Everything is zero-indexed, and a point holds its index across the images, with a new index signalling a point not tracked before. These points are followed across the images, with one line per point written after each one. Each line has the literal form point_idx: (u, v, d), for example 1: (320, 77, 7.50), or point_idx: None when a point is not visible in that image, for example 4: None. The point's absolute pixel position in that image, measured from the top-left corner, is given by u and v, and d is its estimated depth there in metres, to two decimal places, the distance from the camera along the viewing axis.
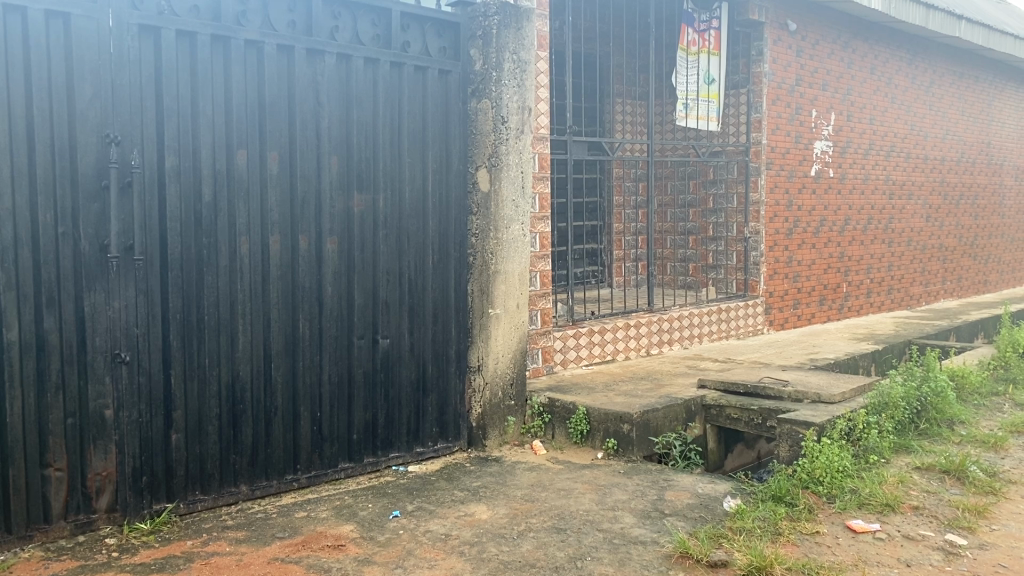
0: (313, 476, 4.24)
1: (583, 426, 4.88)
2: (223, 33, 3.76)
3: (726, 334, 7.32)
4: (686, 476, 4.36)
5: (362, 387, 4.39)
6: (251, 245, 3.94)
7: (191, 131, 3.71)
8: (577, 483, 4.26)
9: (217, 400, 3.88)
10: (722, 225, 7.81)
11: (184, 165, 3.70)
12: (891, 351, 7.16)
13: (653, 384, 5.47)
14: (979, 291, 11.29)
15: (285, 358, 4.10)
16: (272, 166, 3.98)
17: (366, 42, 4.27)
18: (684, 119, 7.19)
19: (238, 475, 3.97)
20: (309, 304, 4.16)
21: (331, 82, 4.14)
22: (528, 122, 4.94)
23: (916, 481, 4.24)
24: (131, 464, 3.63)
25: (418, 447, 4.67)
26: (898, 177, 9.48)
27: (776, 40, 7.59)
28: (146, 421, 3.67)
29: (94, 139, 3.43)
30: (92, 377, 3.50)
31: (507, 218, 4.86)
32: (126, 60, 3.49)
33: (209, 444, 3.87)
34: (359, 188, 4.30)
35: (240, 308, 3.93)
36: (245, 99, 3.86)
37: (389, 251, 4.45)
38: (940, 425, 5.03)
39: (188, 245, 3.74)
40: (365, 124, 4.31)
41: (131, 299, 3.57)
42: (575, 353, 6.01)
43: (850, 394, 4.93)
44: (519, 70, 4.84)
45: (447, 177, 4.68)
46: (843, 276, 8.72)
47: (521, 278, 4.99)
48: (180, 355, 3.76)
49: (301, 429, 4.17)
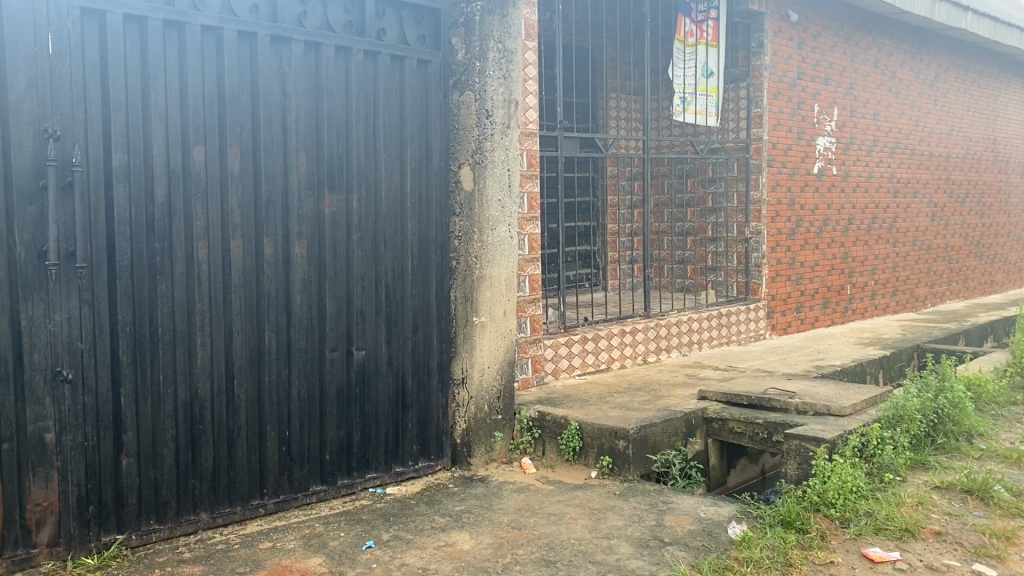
0: (282, 501, 3.89)
1: (575, 443, 4.54)
2: (176, 19, 3.41)
3: (727, 339, 7.00)
4: (687, 498, 4.02)
5: (335, 404, 4.05)
6: (210, 250, 3.60)
7: (141, 125, 3.37)
8: (568, 507, 3.93)
9: (173, 421, 3.54)
10: (722, 226, 7.49)
11: (134, 163, 3.36)
12: (899, 357, 6.83)
13: (651, 396, 5.13)
14: (985, 291, 10.96)
15: (250, 373, 3.76)
16: (232, 164, 3.64)
17: (337, 29, 3.94)
18: (682, 113, 6.84)
19: (197, 502, 3.63)
20: (275, 313, 3.82)
21: (298, 73, 3.81)
22: (516, 115, 4.57)
23: (936, 502, 3.91)
24: (75, 493, 3.28)
25: (397, 466, 4.33)
26: (903, 174, 9.17)
27: (776, 32, 7.27)
28: (93, 445, 3.32)
29: (30, 134, 3.09)
30: (30, 398, 3.16)
31: (493, 219, 4.52)
32: (66, 48, 3.14)
33: (164, 468, 3.53)
34: (330, 188, 3.97)
35: (198, 319, 3.58)
36: (203, 90, 3.52)
37: (364, 256, 4.12)
38: (957, 438, 4.68)
39: (139, 251, 3.40)
40: (337, 119, 3.97)
41: (74, 310, 3.23)
42: (567, 362, 5.67)
43: (861, 407, 4.60)
44: (505, 60, 4.48)
45: (427, 176, 4.35)
46: (847, 277, 8.39)
47: (508, 284, 4.63)
48: (131, 372, 3.40)
49: (267, 450, 3.83)
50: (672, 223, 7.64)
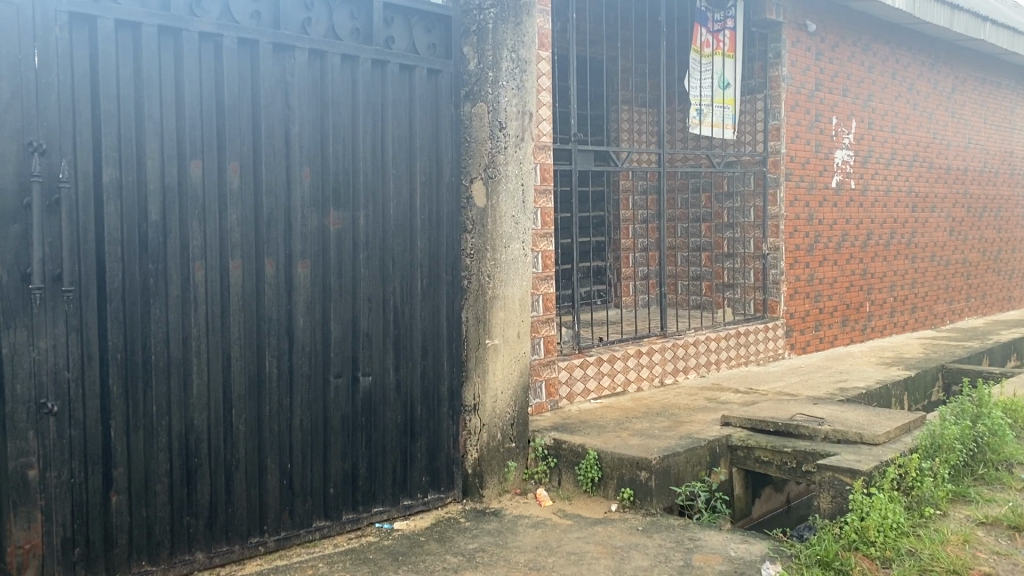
0: (283, 539, 3.64)
1: (593, 473, 4.30)
2: (172, 25, 3.19)
3: (745, 359, 6.76)
4: (715, 534, 3.78)
5: (340, 433, 3.81)
6: (207, 271, 3.37)
7: (135, 138, 3.14)
8: (589, 545, 3.68)
9: (167, 454, 3.30)
10: (738, 241, 7.24)
11: (126, 179, 3.13)
12: (924, 378, 6.58)
13: (672, 422, 4.88)
14: (1004, 308, 10.71)
15: (249, 403, 3.52)
16: (231, 180, 3.41)
17: (343, 37, 3.72)
18: (699, 126, 6.63)
19: (192, 541, 3.38)
20: (276, 338, 3.59)
21: (302, 82, 3.58)
22: (531, 128, 4.33)
23: (982, 540, 3.66)
24: (60, 534, 3.04)
25: (405, 500, 4.08)
26: (921, 188, 8.94)
27: (794, 42, 7.06)
28: (79, 482, 3.07)
29: (14, 148, 2.86)
30: (12, 433, 2.92)
31: (507, 236, 4.28)
32: (54, 55, 2.92)
33: (157, 506, 3.28)
34: (336, 204, 3.74)
35: (194, 345, 3.35)
36: (201, 101, 3.30)
37: (371, 276, 3.89)
38: (997, 468, 4.42)
39: (132, 273, 3.16)
40: (342, 132, 3.74)
41: (60, 337, 3.00)
42: (582, 386, 5.43)
43: (894, 435, 4.37)
44: (519, 70, 4.23)
45: (437, 192, 4.12)
46: (865, 294, 8.15)
47: (522, 303, 4.40)
48: (121, 404, 3.17)
49: (267, 483, 3.59)
50: (685, 238, 7.41)
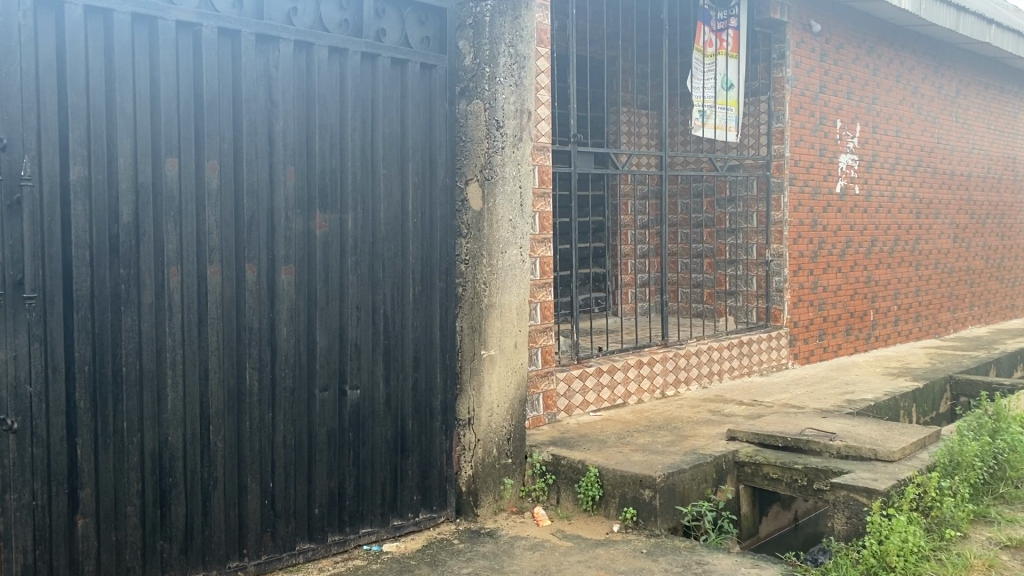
0: (264, 562, 3.41)
1: (594, 491, 4.08)
2: (147, 13, 2.97)
3: (748, 369, 6.56)
4: (724, 557, 3.56)
5: (325, 451, 3.58)
6: (183, 277, 3.14)
7: (105, 133, 2.92)
8: (590, 569, 3.47)
9: (139, 473, 3.06)
10: (740, 248, 7.00)
11: (96, 178, 2.90)
12: (932, 390, 6.40)
13: (675, 436, 4.67)
14: (1007, 316, 10.53)
15: (228, 418, 3.29)
16: (210, 179, 3.19)
17: (331, 28, 3.50)
18: (701, 128, 6.46)
19: (166, 567, 3.15)
20: (257, 349, 3.36)
21: (287, 77, 3.37)
22: (529, 127, 4.08)
23: (1007, 564, 3.45)
24: (21, 561, 2.80)
25: (395, 520, 3.86)
26: (925, 194, 8.76)
27: (798, 43, 6.88)
28: (42, 505, 2.83)
29: None
30: None
31: (503, 241, 4.03)
32: (16, 43, 2.69)
33: (128, 529, 3.04)
34: (322, 206, 3.52)
35: (169, 356, 3.12)
36: (178, 94, 3.08)
37: (359, 283, 3.67)
38: (1016, 486, 4.23)
39: (102, 278, 2.94)
40: (329, 130, 3.52)
41: (21, 348, 2.77)
42: (581, 397, 5.21)
43: (910, 452, 4.16)
44: (517, 67, 3.97)
45: (430, 195, 3.91)
46: (870, 302, 7.96)
47: (520, 311, 4.13)
48: (90, 420, 2.94)
49: (248, 503, 3.36)
50: (687, 244, 7.23)
